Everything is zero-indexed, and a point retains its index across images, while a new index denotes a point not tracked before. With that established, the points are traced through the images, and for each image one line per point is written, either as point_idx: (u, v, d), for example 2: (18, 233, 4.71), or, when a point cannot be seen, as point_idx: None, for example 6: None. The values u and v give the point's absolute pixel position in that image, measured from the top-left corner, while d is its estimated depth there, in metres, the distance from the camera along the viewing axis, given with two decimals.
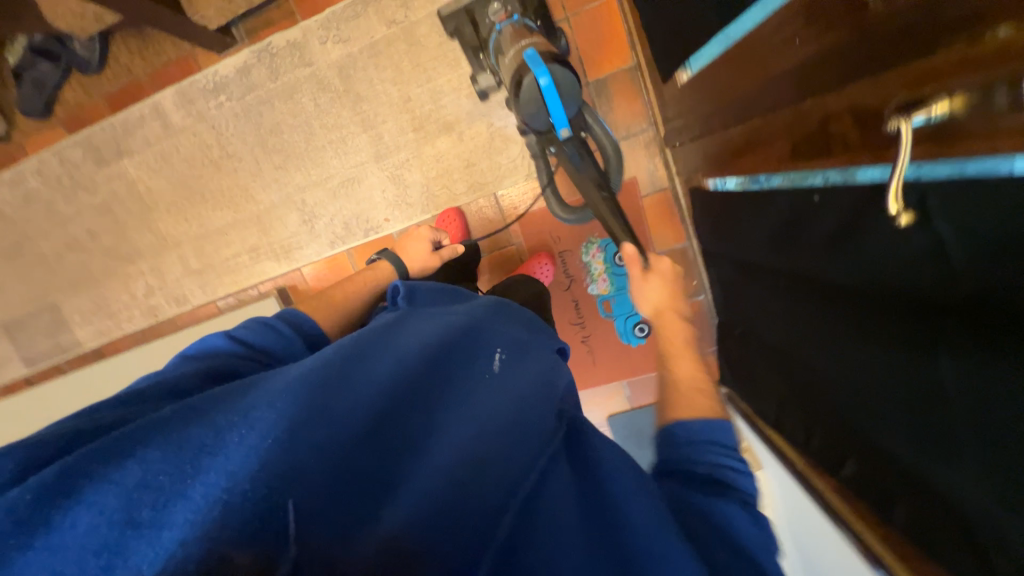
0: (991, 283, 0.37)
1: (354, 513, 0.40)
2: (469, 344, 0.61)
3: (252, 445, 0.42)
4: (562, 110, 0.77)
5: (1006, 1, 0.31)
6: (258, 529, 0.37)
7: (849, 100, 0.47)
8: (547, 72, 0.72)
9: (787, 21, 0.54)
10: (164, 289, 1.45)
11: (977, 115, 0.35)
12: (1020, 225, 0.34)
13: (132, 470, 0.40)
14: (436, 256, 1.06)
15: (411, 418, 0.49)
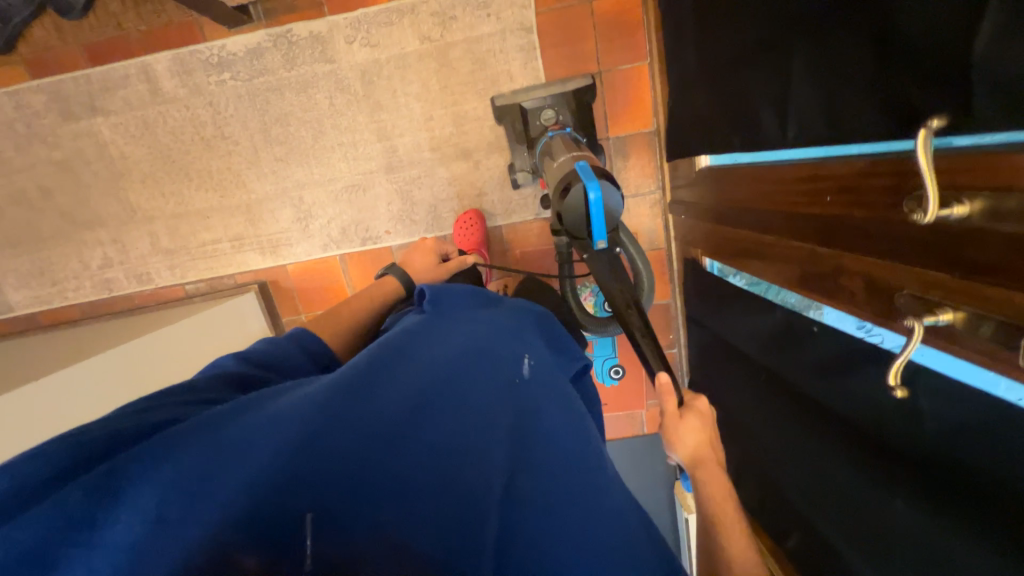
0: (957, 451, 0.47)
1: (378, 520, 0.38)
2: (497, 347, 0.58)
3: (277, 447, 0.41)
4: (603, 220, 0.75)
5: (1004, 263, 0.39)
6: (281, 540, 0.36)
7: (865, 267, 0.55)
8: (597, 188, 0.72)
9: (820, 178, 0.62)
10: (125, 263, 1.33)
11: (969, 333, 0.43)
12: (992, 427, 0.43)
13: (166, 474, 0.38)
14: (443, 268, 1.02)
15: (436, 422, 0.46)
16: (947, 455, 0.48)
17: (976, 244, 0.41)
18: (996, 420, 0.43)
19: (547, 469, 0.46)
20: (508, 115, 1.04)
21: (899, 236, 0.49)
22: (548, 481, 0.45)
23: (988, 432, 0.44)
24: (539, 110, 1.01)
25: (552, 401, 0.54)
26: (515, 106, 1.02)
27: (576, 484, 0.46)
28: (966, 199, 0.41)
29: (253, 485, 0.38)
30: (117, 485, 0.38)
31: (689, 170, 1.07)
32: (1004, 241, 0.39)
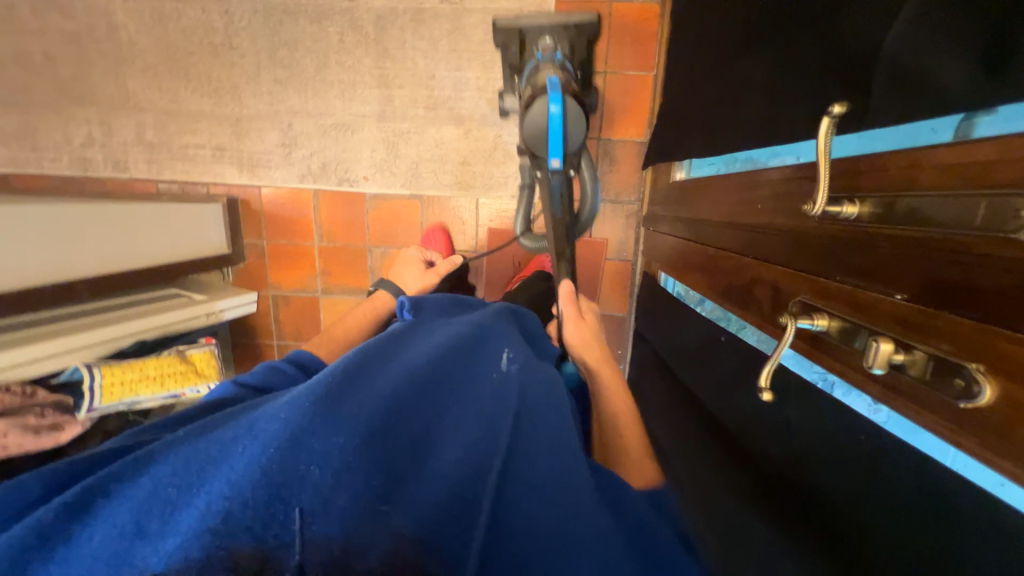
0: (838, 479, 0.44)
1: (367, 512, 0.40)
2: (474, 357, 0.60)
3: (250, 456, 0.41)
4: (561, 139, 0.83)
5: (882, 268, 0.37)
6: (263, 527, 0.39)
7: (773, 275, 0.54)
8: (558, 102, 0.80)
9: (758, 187, 0.61)
10: (106, 147, 1.34)
11: (839, 341, 0.41)
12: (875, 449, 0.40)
13: (145, 484, 0.42)
14: (433, 272, 1.13)
15: (414, 424, 0.48)
16: (831, 484, 0.44)
17: (857, 247, 0.40)
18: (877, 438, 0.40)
19: (538, 466, 0.49)
20: (505, 38, 1.00)
21: (806, 242, 0.48)
22: (530, 484, 0.47)
23: (853, 443, 0.42)
24: (539, 34, 0.97)
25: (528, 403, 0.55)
26: (515, 29, 0.98)
27: (562, 480, 0.48)
28: (856, 201, 0.40)
29: (236, 487, 0.40)
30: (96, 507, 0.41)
31: (665, 181, 1.07)
32: (884, 246, 0.37)
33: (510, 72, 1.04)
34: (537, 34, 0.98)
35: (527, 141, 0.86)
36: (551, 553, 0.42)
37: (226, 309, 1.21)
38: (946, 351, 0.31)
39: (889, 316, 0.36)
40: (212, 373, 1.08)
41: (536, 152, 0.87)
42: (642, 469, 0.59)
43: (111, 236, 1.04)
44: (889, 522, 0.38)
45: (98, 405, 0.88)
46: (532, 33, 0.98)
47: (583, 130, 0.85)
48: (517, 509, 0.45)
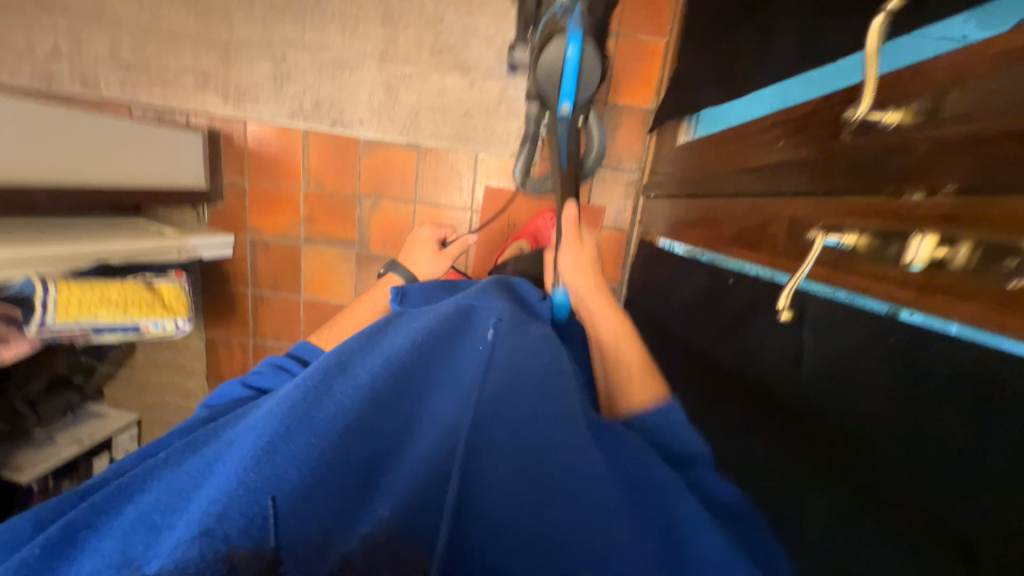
0: (816, 392, 0.45)
1: (333, 513, 0.43)
2: (456, 327, 0.57)
3: (230, 471, 0.46)
4: (573, 82, 0.94)
5: (923, 170, 0.37)
6: (247, 519, 0.42)
7: (793, 208, 0.53)
8: (575, 43, 0.90)
9: (777, 123, 0.60)
10: (74, 62, 1.22)
11: (871, 254, 0.40)
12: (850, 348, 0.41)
13: (129, 516, 0.47)
14: (444, 255, 1.04)
15: (384, 418, 0.49)
16: (807, 401, 0.46)
17: (898, 155, 0.39)
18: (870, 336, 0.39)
19: (518, 433, 0.45)
20: None
21: (832, 165, 0.47)
22: (507, 450, 0.44)
23: (872, 360, 0.39)
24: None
25: (516, 361, 0.51)
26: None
27: (551, 435, 0.45)
28: (900, 106, 0.40)
29: (213, 503, 0.43)
30: (92, 530, 0.46)
31: (670, 147, 1.06)
32: (929, 147, 0.37)
33: (522, 25, 1.06)
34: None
35: (542, 81, 0.96)
36: (530, 518, 0.41)
37: (200, 248, 1.14)
38: (995, 236, 0.30)
39: (931, 217, 0.35)
40: (181, 308, 1.01)
41: (548, 95, 0.98)
42: (640, 388, 0.59)
43: (79, 151, 0.94)
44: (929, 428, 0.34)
45: (51, 323, 0.79)
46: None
47: (596, 72, 0.94)
48: (495, 480, 0.43)
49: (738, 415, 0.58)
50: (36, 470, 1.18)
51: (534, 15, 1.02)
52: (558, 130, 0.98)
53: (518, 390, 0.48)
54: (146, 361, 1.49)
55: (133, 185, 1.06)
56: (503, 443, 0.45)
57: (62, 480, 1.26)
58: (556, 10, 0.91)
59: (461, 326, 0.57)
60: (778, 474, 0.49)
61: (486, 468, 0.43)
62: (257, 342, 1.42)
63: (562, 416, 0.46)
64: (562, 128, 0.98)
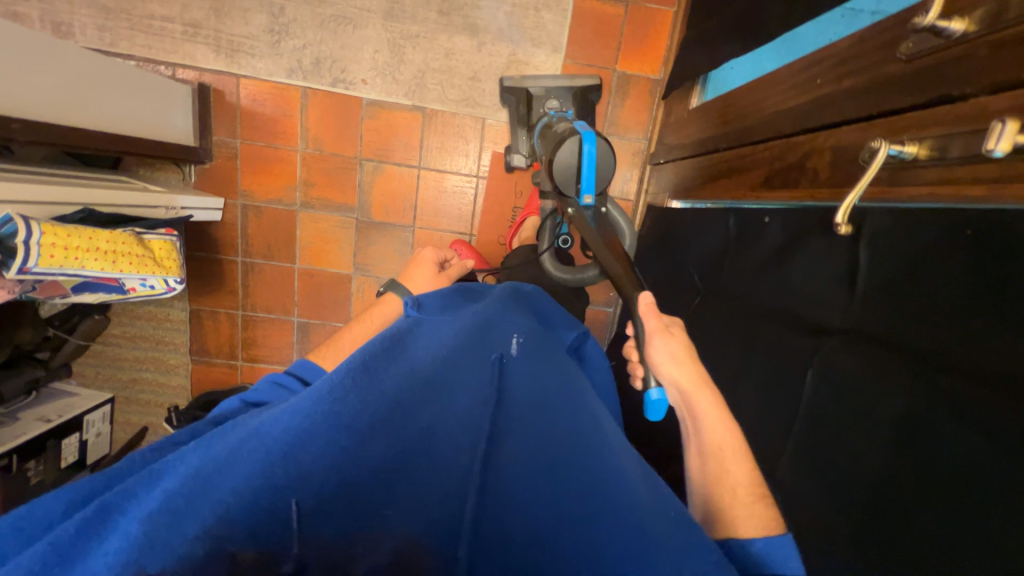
0: (875, 362, 0.45)
1: (365, 512, 0.36)
2: (484, 336, 0.53)
3: (249, 462, 0.37)
4: (592, 172, 0.80)
5: (987, 72, 0.38)
6: (262, 523, 0.34)
7: (837, 137, 0.54)
8: (591, 141, 0.79)
9: (816, 63, 0.60)
10: (44, 3, 1.12)
11: (933, 162, 0.42)
12: (919, 303, 0.41)
13: (157, 497, 0.35)
14: (445, 276, 0.89)
15: (418, 415, 0.42)
16: (874, 376, 0.45)
17: (968, 65, 0.40)
18: (941, 267, 0.40)
19: (561, 442, 0.42)
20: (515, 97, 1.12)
21: (883, 88, 0.49)
22: (547, 459, 0.41)
23: (955, 319, 0.38)
24: (544, 97, 1.08)
25: (545, 380, 0.49)
26: (523, 90, 1.10)
27: (591, 450, 0.42)
28: (962, 16, 0.40)
29: (219, 500, 0.34)
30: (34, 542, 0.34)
31: (681, 113, 1.07)
32: (993, 49, 0.38)
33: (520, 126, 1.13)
34: (543, 97, 1.09)
35: (559, 184, 0.83)
36: (579, 531, 0.36)
37: (188, 208, 1.08)
38: None
39: (1011, 108, 0.36)
40: (171, 266, 0.95)
41: (564, 189, 0.84)
42: (754, 518, 0.47)
43: (51, 80, 0.85)
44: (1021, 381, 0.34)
45: (33, 269, 0.72)
46: (538, 98, 1.09)
47: (613, 165, 0.83)
48: (535, 487, 0.39)
49: (775, 389, 0.57)
50: (3, 447, 1.08)
51: (530, 119, 1.10)
52: (585, 221, 0.82)
53: (553, 407, 0.46)
54: (122, 335, 1.39)
55: (156, 127, 1.06)
56: (546, 455, 0.41)
57: (30, 461, 1.15)
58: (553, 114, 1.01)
59: (490, 336, 0.53)
60: (847, 458, 0.46)
61: (524, 474, 0.40)
62: (247, 313, 1.36)
63: (597, 435, 0.44)
64: (589, 220, 0.83)
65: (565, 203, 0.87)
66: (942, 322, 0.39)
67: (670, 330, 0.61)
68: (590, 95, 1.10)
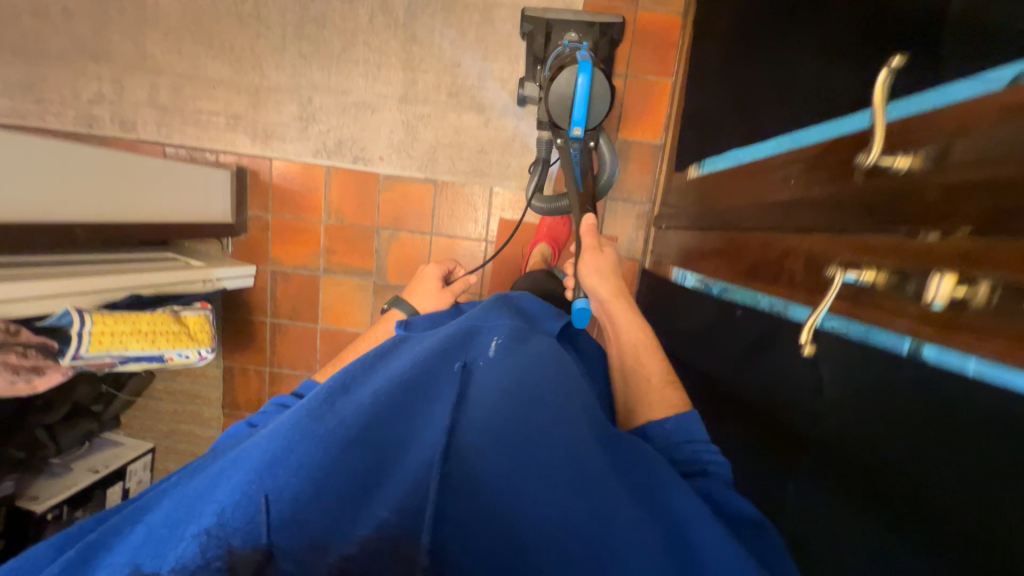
0: (823, 430, 0.47)
1: (349, 514, 0.47)
2: (461, 346, 0.63)
3: (234, 485, 0.49)
4: (584, 109, 0.90)
5: (933, 212, 0.39)
6: (262, 524, 0.46)
7: (810, 243, 0.55)
8: (586, 72, 0.87)
9: (791, 165, 0.62)
10: (115, 106, 1.31)
11: (890, 290, 0.42)
12: (863, 401, 0.43)
13: (139, 530, 0.49)
14: (448, 292, 0.99)
15: (394, 427, 0.53)
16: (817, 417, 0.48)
17: (913, 197, 0.41)
18: (890, 387, 0.41)
19: (535, 439, 0.49)
20: (533, 27, 1.12)
21: (847, 203, 0.49)
22: (500, 459, 0.48)
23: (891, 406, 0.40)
24: (563, 29, 1.09)
25: (517, 372, 0.57)
26: (544, 21, 1.10)
27: (564, 449, 0.49)
28: (909, 152, 0.42)
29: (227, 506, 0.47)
30: (105, 549, 0.48)
31: (681, 182, 1.09)
32: (940, 190, 0.38)
33: (533, 62, 1.14)
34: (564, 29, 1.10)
35: (554, 113, 0.92)
36: (553, 520, 0.44)
37: (223, 278, 1.19)
38: (1017, 277, 0.31)
39: (954, 255, 0.36)
40: (204, 338, 1.04)
41: (558, 120, 0.94)
42: (666, 399, 0.65)
43: (116, 185, 0.97)
44: (899, 446, 0.39)
45: (84, 354, 0.82)
46: (558, 29, 1.10)
47: (606, 107, 0.92)
48: (487, 487, 0.47)
49: (749, 421, 0.62)
50: (55, 499, 1.19)
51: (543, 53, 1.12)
52: (570, 152, 0.95)
53: (520, 398, 0.53)
54: (164, 390, 1.52)
55: (195, 216, 1.19)
56: (516, 453, 0.48)
57: (78, 510, 1.26)
58: (566, 45, 1.02)
59: (464, 346, 0.63)
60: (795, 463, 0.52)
61: (489, 469, 0.48)
62: (274, 370, 1.45)
63: (562, 424, 0.51)
64: (574, 152, 0.95)
65: (557, 134, 0.98)
66: (882, 418, 0.41)
67: (600, 249, 0.83)
68: (610, 32, 1.11)
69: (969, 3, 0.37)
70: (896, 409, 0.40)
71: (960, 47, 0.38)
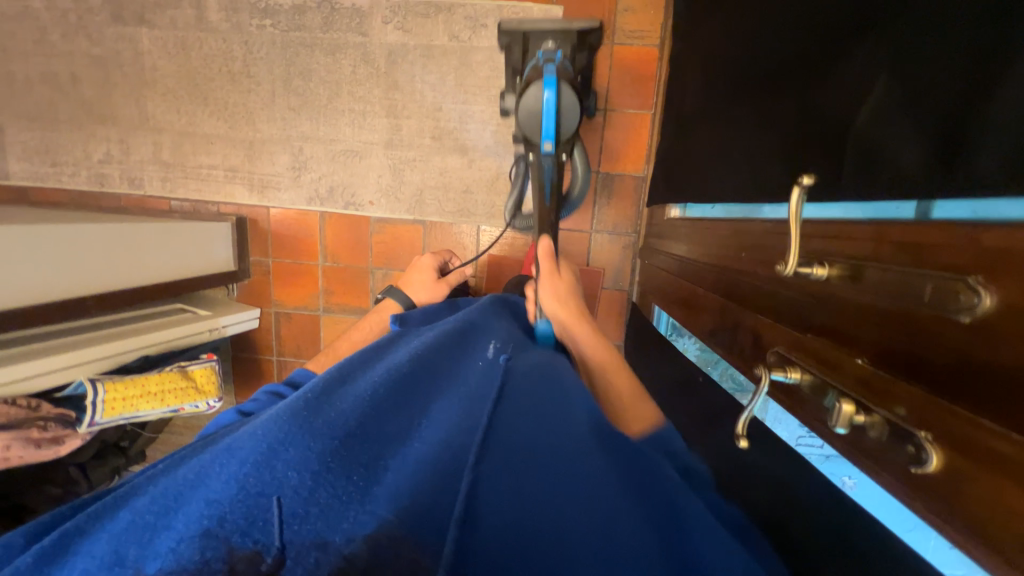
0: (784, 515, 0.50)
1: (350, 504, 0.43)
2: (459, 350, 0.66)
3: (229, 473, 0.45)
4: (551, 121, 0.87)
5: (845, 330, 0.40)
6: (252, 524, 0.41)
7: (756, 323, 0.56)
8: (551, 87, 0.85)
9: (743, 239, 0.63)
10: (123, 165, 1.39)
11: (809, 395, 0.43)
12: (814, 504, 0.46)
13: (112, 525, 0.44)
14: (442, 283, 1.07)
15: (394, 423, 0.52)
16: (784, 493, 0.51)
17: (832, 308, 0.42)
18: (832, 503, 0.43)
19: (531, 432, 0.48)
20: (509, 40, 1.06)
21: (784, 294, 0.51)
22: (518, 448, 0.47)
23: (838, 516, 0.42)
24: (541, 38, 1.03)
25: (515, 375, 0.58)
26: (521, 33, 1.04)
27: (561, 441, 0.47)
28: (827, 263, 0.43)
29: (209, 505, 0.42)
30: (83, 538, 0.43)
31: (661, 218, 1.09)
32: (851, 309, 0.40)
33: (511, 73, 1.09)
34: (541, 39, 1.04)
35: (524, 129, 0.90)
36: (554, 512, 0.41)
37: (229, 325, 1.24)
38: (905, 420, 0.33)
39: (860, 381, 0.37)
40: (210, 390, 1.10)
41: (529, 136, 0.91)
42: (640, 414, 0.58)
43: (116, 257, 1.04)
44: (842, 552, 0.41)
45: (99, 420, 0.91)
46: (536, 38, 1.04)
47: (577, 116, 0.89)
48: (507, 478, 0.44)
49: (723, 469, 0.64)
50: None
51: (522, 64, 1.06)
52: (544, 169, 0.91)
53: (520, 396, 0.54)
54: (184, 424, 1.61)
55: (196, 269, 1.25)
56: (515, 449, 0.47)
57: None
58: (540, 56, 0.94)
59: (466, 350, 0.66)
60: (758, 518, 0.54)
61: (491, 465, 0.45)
62: None
63: (561, 416, 0.50)
64: (547, 167, 0.92)
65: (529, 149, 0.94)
66: (828, 523, 0.44)
67: (557, 272, 0.77)
68: (589, 36, 1.05)
69: (865, 131, 0.39)
70: (843, 517, 0.42)
71: (861, 172, 0.40)
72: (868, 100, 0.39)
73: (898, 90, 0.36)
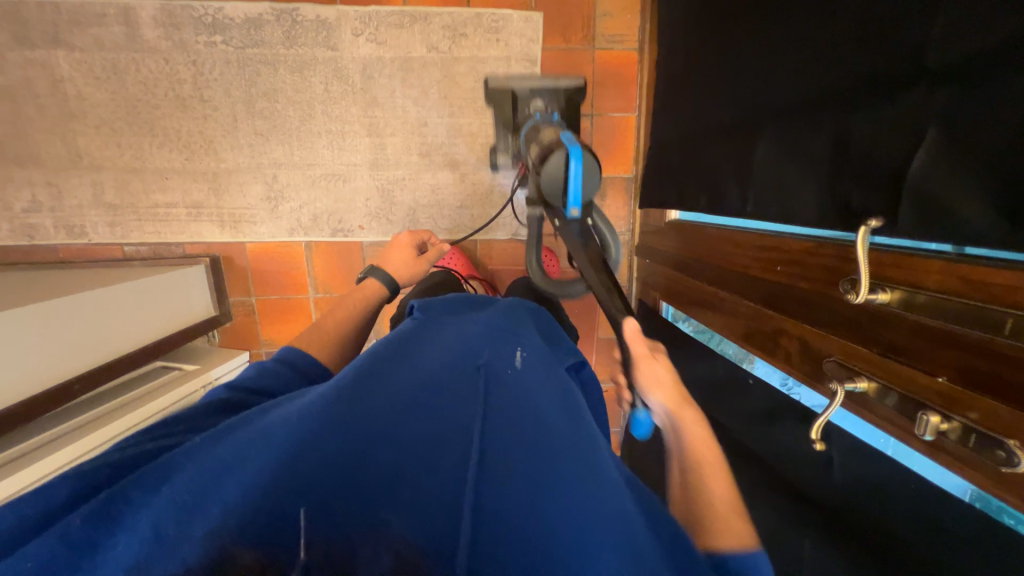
0: (835, 484, 0.59)
1: (364, 520, 0.37)
2: (491, 347, 0.58)
3: (267, 460, 0.41)
4: (579, 186, 0.76)
5: (911, 347, 0.48)
6: (268, 532, 0.36)
7: (801, 331, 0.63)
8: (577, 157, 0.74)
9: (773, 251, 0.70)
10: (57, 213, 1.20)
11: (877, 400, 0.51)
12: (870, 475, 0.55)
13: (163, 495, 0.40)
14: (423, 260, 0.96)
15: (425, 423, 0.46)
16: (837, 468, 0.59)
17: (894, 327, 0.50)
18: (893, 475, 0.52)
19: (563, 465, 0.43)
20: (497, 98, 1.03)
21: (833, 307, 0.58)
22: (549, 473, 0.42)
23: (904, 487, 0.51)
24: (529, 98, 1.00)
25: (549, 395, 0.52)
26: (508, 90, 1.00)
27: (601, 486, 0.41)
28: (888, 289, 0.50)
29: (241, 493, 0.39)
30: (128, 508, 0.39)
31: (658, 220, 1.15)
32: (917, 329, 0.47)
33: (503, 128, 1.07)
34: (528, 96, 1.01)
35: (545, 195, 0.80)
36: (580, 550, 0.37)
37: (221, 376, 1.14)
38: (991, 430, 0.41)
39: (938, 393, 0.45)
40: None
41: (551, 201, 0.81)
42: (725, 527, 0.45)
43: (73, 336, 0.90)
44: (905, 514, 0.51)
45: None
46: (524, 97, 1.01)
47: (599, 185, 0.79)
48: (535, 498, 0.40)
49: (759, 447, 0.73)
50: None
51: (513, 121, 1.04)
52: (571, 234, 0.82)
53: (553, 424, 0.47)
54: None
55: (174, 325, 1.14)
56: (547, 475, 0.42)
57: None
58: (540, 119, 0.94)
59: (498, 346, 0.59)
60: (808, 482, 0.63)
61: (520, 485, 0.41)
62: None
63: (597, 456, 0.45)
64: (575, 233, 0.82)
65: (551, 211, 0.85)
66: (886, 490, 0.53)
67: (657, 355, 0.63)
68: (578, 95, 1.00)
69: (922, 182, 0.46)
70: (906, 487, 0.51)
71: (918, 216, 0.47)
72: (923, 149, 0.46)
73: (956, 149, 0.43)
